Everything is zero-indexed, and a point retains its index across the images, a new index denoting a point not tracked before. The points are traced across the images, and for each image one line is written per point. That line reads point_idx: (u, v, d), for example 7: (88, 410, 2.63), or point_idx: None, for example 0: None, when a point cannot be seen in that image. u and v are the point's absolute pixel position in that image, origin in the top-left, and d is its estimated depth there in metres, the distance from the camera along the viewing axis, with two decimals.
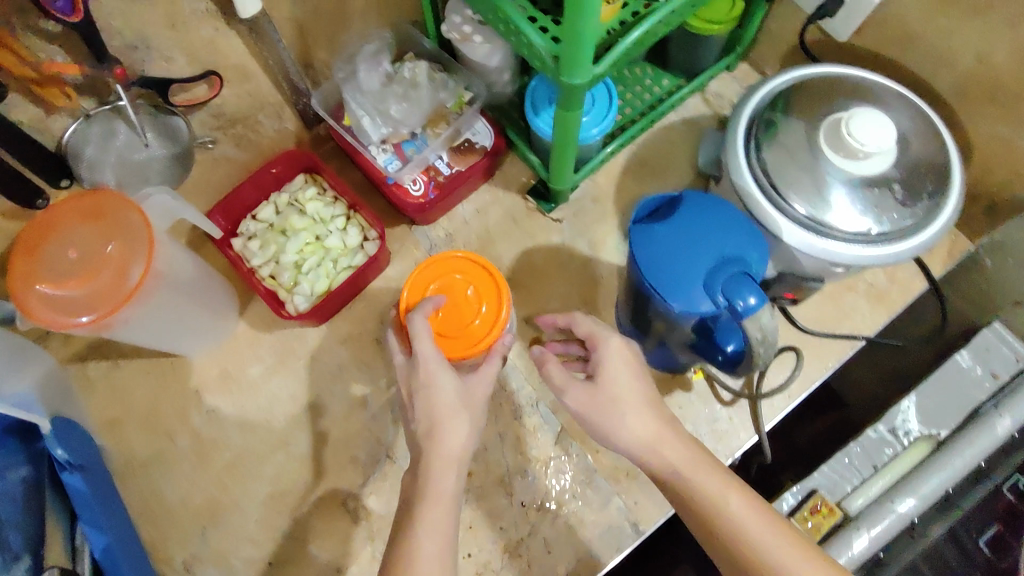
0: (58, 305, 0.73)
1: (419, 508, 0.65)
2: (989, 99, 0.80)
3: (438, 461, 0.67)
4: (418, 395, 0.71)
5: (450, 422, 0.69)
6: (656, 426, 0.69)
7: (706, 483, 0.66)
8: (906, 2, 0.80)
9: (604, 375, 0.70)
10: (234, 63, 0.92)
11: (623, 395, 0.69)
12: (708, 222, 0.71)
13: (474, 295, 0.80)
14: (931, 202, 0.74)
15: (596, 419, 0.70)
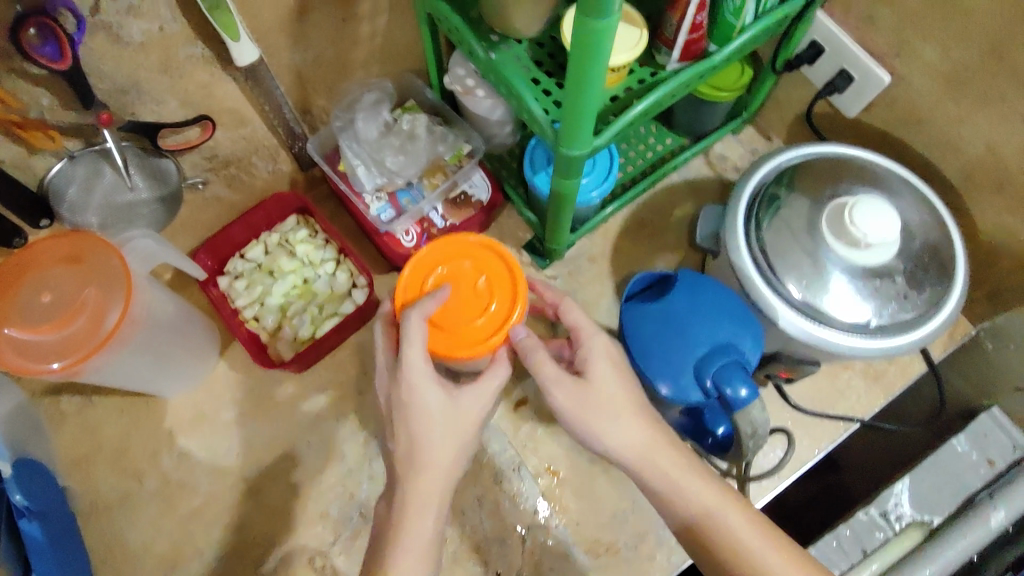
0: (28, 350, 0.70)
1: (397, 535, 0.60)
2: (997, 189, 0.79)
3: (418, 487, 0.61)
4: (397, 410, 0.63)
5: (429, 436, 0.62)
6: (649, 433, 0.64)
7: (700, 494, 0.63)
8: (918, 86, 0.80)
9: (593, 372, 0.64)
10: (229, 108, 0.82)
11: (614, 395, 0.64)
12: (709, 311, 0.69)
13: (486, 287, 0.69)
14: (931, 293, 0.72)
15: (582, 425, 0.63)
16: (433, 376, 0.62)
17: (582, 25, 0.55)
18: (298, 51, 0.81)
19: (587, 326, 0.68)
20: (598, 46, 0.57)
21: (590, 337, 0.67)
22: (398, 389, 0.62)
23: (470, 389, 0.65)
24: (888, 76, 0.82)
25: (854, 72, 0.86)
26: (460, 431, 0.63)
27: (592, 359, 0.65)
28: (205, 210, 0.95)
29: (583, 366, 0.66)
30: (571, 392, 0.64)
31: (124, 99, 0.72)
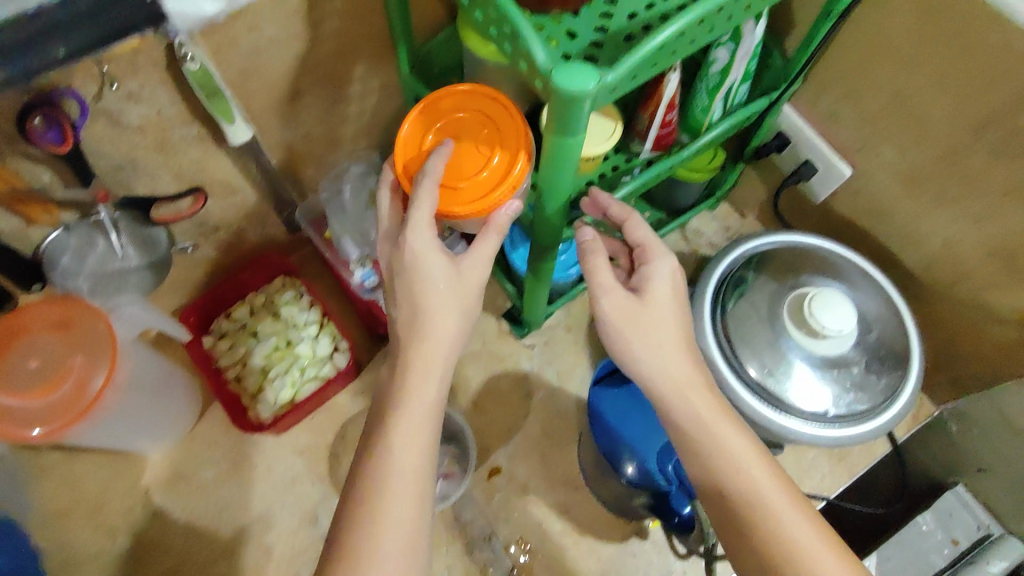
0: (10, 416, 0.71)
1: (396, 409, 0.58)
2: (954, 282, 0.84)
3: (421, 351, 0.59)
4: (400, 277, 0.60)
5: (436, 309, 0.59)
6: (689, 364, 0.62)
7: (725, 436, 0.59)
8: (880, 183, 0.86)
9: (652, 292, 0.63)
10: (220, 180, 0.85)
11: (663, 317, 0.63)
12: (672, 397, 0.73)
13: (489, 140, 0.62)
14: (886, 386, 0.75)
15: (623, 336, 0.62)
16: (439, 248, 0.59)
17: (551, 139, 0.55)
18: (289, 128, 0.85)
19: (655, 245, 0.66)
20: (566, 156, 0.56)
21: (656, 258, 0.65)
22: (401, 256, 0.59)
23: (477, 260, 0.61)
24: (849, 168, 0.88)
25: (818, 162, 0.91)
26: (465, 305, 0.61)
27: (652, 278, 0.64)
28: (193, 271, 0.96)
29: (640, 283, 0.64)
30: (624, 305, 0.62)
31: (119, 173, 0.75)
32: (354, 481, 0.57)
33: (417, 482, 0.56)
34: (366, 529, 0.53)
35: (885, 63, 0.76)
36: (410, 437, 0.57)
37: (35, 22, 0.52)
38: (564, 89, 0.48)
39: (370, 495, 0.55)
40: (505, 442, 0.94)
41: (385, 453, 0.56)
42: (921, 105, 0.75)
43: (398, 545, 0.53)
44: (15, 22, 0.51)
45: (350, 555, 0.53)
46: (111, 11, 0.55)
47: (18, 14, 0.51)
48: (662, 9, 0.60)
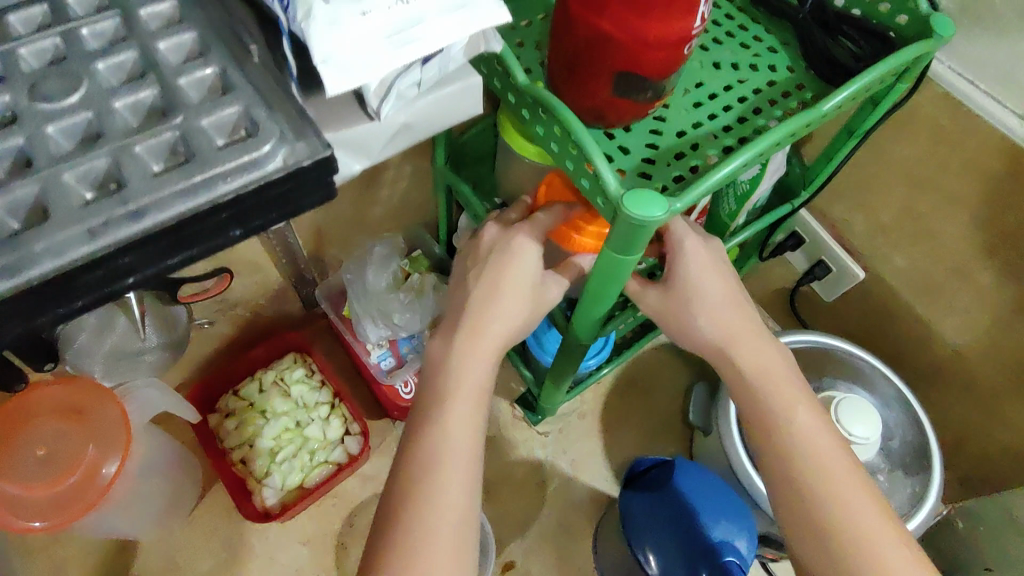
0: (14, 507, 0.67)
1: (451, 386, 0.56)
2: (964, 388, 0.87)
3: (486, 331, 0.57)
4: (491, 259, 0.60)
5: (508, 294, 0.58)
6: (733, 322, 0.60)
7: (780, 392, 0.58)
8: (889, 288, 0.90)
9: (677, 277, 0.60)
10: (247, 260, 0.85)
11: (697, 289, 0.60)
12: (728, 508, 0.71)
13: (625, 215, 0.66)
14: (914, 494, 0.76)
15: (670, 325, 0.62)
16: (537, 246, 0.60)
17: (606, 254, 0.56)
18: (323, 212, 0.86)
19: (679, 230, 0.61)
20: (617, 270, 0.57)
21: (679, 239, 0.60)
22: (509, 243, 0.60)
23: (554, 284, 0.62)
24: (862, 272, 0.91)
25: (832, 264, 0.95)
26: (533, 298, 0.60)
27: (677, 261, 0.60)
28: (207, 347, 0.94)
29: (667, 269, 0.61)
30: (656, 299, 0.62)
31: None
32: (404, 456, 0.54)
33: (468, 462, 0.53)
34: (420, 510, 0.50)
35: (896, 183, 0.81)
36: (467, 414, 0.54)
37: (190, 232, 0.32)
38: (633, 214, 0.50)
39: (426, 469, 0.52)
40: (520, 536, 0.92)
41: (440, 423, 0.54)
42: (931, 223, 0.80)
43: (451, 524, 0.50)
44: (158, 235, 0.31)
45: (405, 527, 0.50)
46: (291, 196, 0.34)
47: (153, 227, 0.31)
48: (708, 129, 0.64)
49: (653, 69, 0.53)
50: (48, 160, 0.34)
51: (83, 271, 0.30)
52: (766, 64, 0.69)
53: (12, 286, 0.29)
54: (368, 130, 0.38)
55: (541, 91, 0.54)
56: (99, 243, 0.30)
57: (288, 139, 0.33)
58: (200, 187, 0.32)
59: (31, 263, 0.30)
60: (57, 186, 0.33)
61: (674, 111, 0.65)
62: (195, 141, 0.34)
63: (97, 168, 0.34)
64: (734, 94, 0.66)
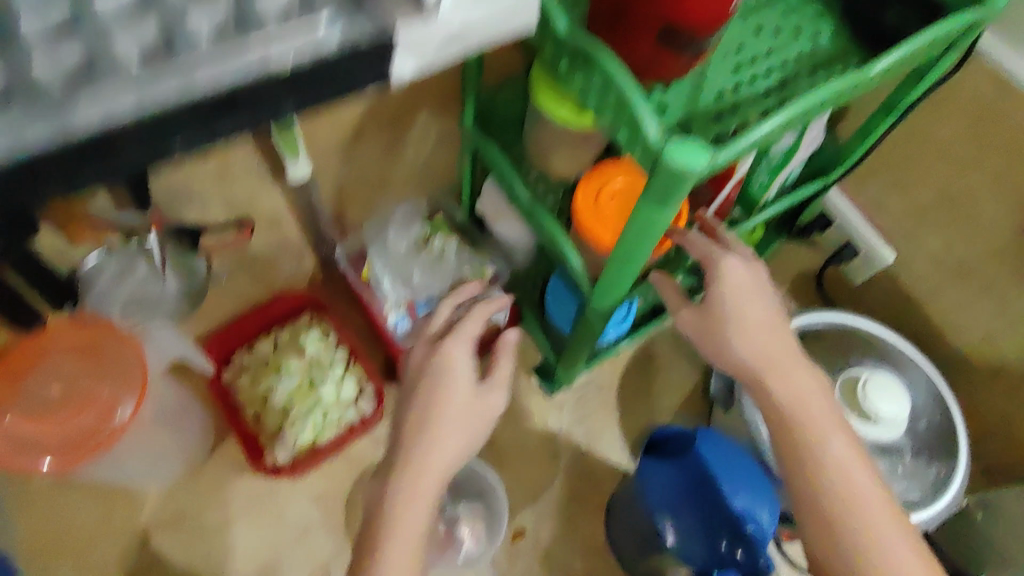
0: (25, 444, 0.68)
1: (388, 511, 0.59)
2: (991, 375, 0.85)
3: (425, 451, 0.60)
4: (424, 380, 0.65)
5: (445, 417, 0.63)
6: (770, 346, 0.63)
7: (807, 408, 0.62)
8: (921, 273, 0.88)
9: (715, 299, 0.64)
10: (269, 214, 0.84)
11: (736, 310, 0.63)
12: (754, 479, 0.69)
13: (615, 212, 0.74)
14: (939, 475, 0.74)
15: (702, 344, 0.66)
16: (469, 358, 0.67)
17: (640, 208, 0.54)
18: (346, 166, 0.84)
19: (712, 252, 0.66)
20: (650, 231, 0.56)
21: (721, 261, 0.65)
22: (436, 356, 0.66)
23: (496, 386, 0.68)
24: (892, 255, 0.89)
25: (861, 245, 0.92)
26: (474, 424, 0.64)
27: (716, 284, 0.64)
28: (223, 301, 0.93)
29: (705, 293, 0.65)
30: (691, 317, 0.66)
31: (173, 200, 0.73)
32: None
33: None
34: None
35: (934, 161, 0.79)
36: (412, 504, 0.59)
37: (240, 96, 0.34)
38: (674, 164, 0.48)
39: None
40: (529, 505, 0.91)
41: (379, 548, 0.57)
42: (968, 204, 0.77)
43: None
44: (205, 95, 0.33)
45: None
46: (344, 71, 0.36)
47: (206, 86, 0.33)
48: (748, 91, 0.62)
49: (699, 20, 0.51)
50: (94, 18, 0.35)
51: (132, 129, 0.32)
52: (810, 29, 0.67)
53: (55, 136, 0.31)
54: (422, 32, 0.37)
55: (582, 37, 0.53)
56: (148, 102, 0.32)
57: (343, 16, 0.35)
58: (254, 57, 0.33)
59: (76, 119, 0.31)
60: (110, 45, 0.34)
61: (715, 72, 0.63)
62: (252, 17, 0.35)
63: (148, 31, 0.35)
64: (777, 58, 0.64)
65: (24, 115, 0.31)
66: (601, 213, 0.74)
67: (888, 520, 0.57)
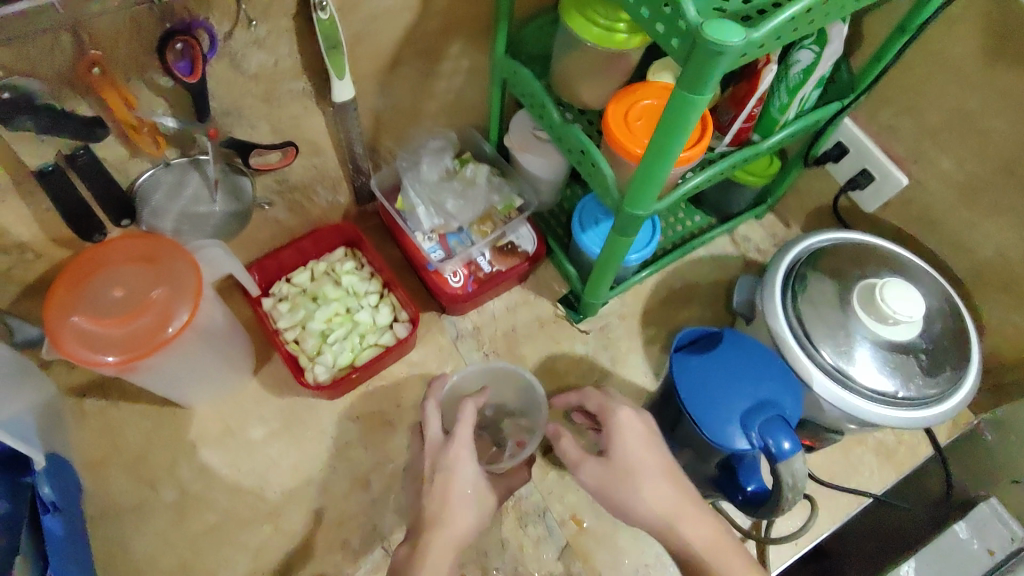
0: (90, 340, 0.72)
1: None
2: (1003, 289, 0.89)
3: None
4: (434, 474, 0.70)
5: None
6: (676, 499, 0.66)
7: (714, 551, 0.64)
8: (934, 195, 0.91)
9: (615, 449, 0.69)
10: (310, 139, 0.88)
11: (634, 464, 0.68)
12: (780, 373, 0.73)
13: (642, 127, 0.77)
14: (954, 373, 0.78)
15: (611, 495, 0.68)
16: None
17: (675, 95, 0.58)
18: (383, 96, 0.88)
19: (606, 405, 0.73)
20: (685, 118, 0.60)
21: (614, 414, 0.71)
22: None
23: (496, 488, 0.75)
24: (906, 178, 0.93)
25: (875, 171, 0.97)
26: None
27: (616, 433, 0.70)
28: (263, 230, 0.97)
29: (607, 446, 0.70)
30: (595, 471, 0.70)
31: (225, 116, 0.77)
32: None
33: None
34: None
35: (948, 82, 0.82)
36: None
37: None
38: (711, 37, 0.52)
39: None
40: None
41: None
42: (982, 120, 0.81)
43: None
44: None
45: None
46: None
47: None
48: None
49: None
50: None
51: None
52: None
53: None
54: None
55: None
56: None
57: None
58: None
59: None
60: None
61: None
62: None
63: None
64: None
65: None
66: (631, 126, 0.77)
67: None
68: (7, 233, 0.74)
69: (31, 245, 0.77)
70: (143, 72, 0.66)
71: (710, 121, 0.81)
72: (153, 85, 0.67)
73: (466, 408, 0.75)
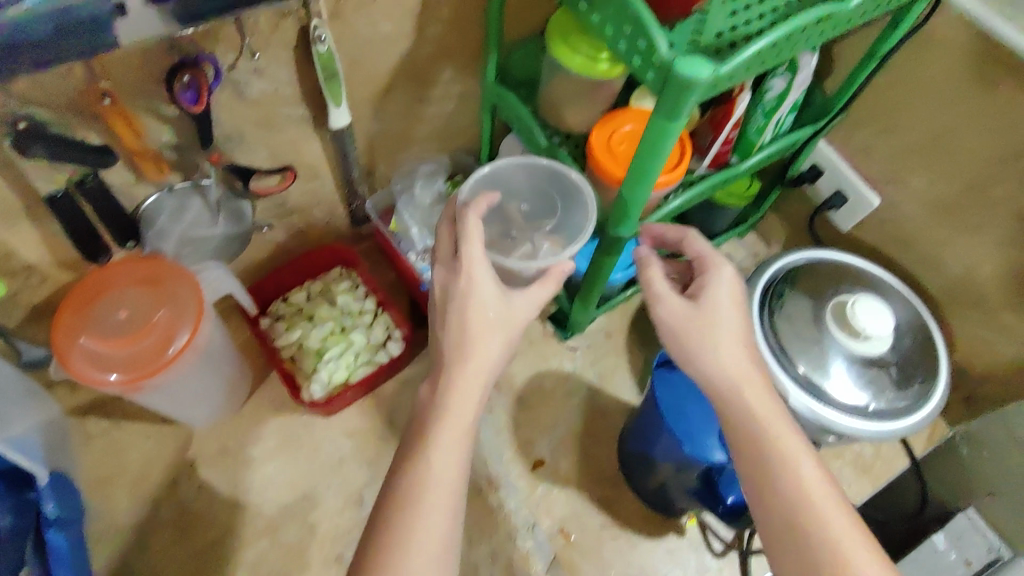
0: (95, 360, 0.76)
1: (429, 435, 0.61)
2: (973, 305, 0.93)
3: (461, 377, 0.63)
4: (452, 303, 0.66)
5: (458, 399, 0.62)
6: (748, 365, 0.65)
7: (774, 424, 0.62)
8: (903, 214, 0.96)
9: (709, 295, 0.68)
10: (307, 163, 0.91)
11: (721, 316, 0.67)
12: None
13: (625, 153, 0.82)
14: (922, 386, 0.82)
15: (687, 336, 0.66)
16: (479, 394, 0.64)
17: (651, 123, 0.62)
18: (377, 122, 0.92)
19: (712, 258, 0.72)
20: (661, 143, 0.64)
21: (717, 269, 0.70)
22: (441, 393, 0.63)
23: (527, 298, 0.68)
24: (878, 199, 0.98)
25: (849, 193, 1.01)
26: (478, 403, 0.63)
27: (712, 283, 0.69)
28: (261, 252, 1.01)
29: (701, 289, 0.69)
30: (680, 309, 0.68)
31: (227, 143, 0.81)
32: (394, 478, 0.60)
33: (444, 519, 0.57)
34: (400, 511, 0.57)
35: (917, 106, 0.87)
36: (452, 446, 0.60)
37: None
38: (683, 74, 0.56)
39: (405, 509, 0.57)
40: (547, 437, 0.98)
41: (419, 469, 0.59)
42: (948, 141, 0.85)
43: (434, 526, 0.56)
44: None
45: (399, 506, 0.57)
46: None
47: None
48: (744, 30, 0.69)
49: None
50: None
51: None
52: None
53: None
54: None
55: None
56: None
57: None
58: None
59: None
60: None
61: None
62: None
63: None
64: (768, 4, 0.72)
65: None
66: (615, 151, 0.82)
67: (859, 546, 0.56)
68: (17, 256, 0.77)
69: (39, 267, 0.80)
70: (150, 102, 0.69)
71: (689, 143, 0.85)
72: (159, 113, 0.71)
73: (469, 223, 0.68)
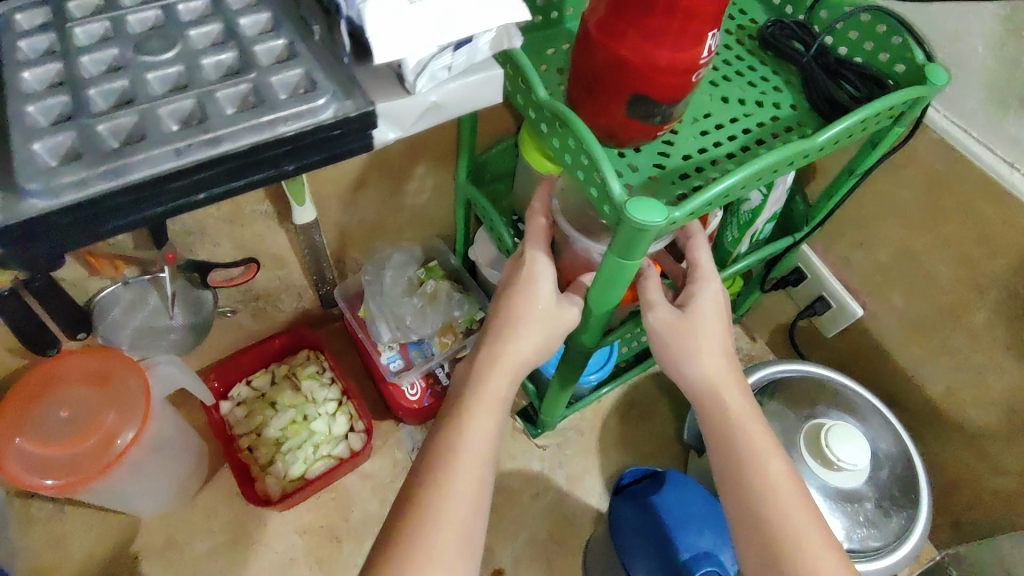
0: (29, 463, 0.72)
1: (469, 400, 0.59)
2: (956, 427, 0.89)
3: (503, 350, 0.62)
4: (509, 290, 0.65)
5: (499, 363, 0.61)
6: (729, 374, 0.63)
7: (754, 439, 0.60)
8: (884, 329, 0.93)
9: (695, 306, 0.64)
10: (273, 254, 0.90)
11: (706, 325, 0.63)
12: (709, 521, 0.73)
13: None
14: (903, 522, 0.78)
15: (668, 344, 0.63)
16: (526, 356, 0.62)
17: (609, 258, 0.60)
18: (348, 213, 0.91)
19: (704, 267, 0.67)
20: (622, 274, 0.61)
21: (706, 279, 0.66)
22: (481, 356, 0.62)
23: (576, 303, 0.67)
24: (861, 310, 0.94)
25: (831, 299, 0.97)
26: (515, 374, 0.62)
27: (698, 291, 0.65)
28: (225, 335, 0.98)
29: (686, 299, 0.65)
30: (665, 317, 0.63)
31: (188, 238, 0.79)
32: (432, 438, 0.58)
33: (477, 483, 0.55)
34: (436, 466, 0.55)
35: (892, 225, 0.84)
36: (484, 422, 0.58)
37: (317, 140, 0.41)
38: (635, 218, 0.54)
39: (439, 466, 0.55)
40: (509, 545, 0.94)
41: (456, 433, 0.57)
42: (925, 262, 0.82)
43: (466, 482, 0.55)
44: (150, 184, 0.38)
45: (433, 464, 0.56)
46: (332, 141, 0.42)
47: (230, 154, 0.39)
48: (713, 154, 0.65)
49: (664, 95, 0.57)
50: (147, 98, 0.42)
51: (138, 187, 0.37)
52: (771, 100, 0.70)
53: (114, 184, 0.37)
54: (405, 103, 0.44)
55: (558, 106, 0.58)
56: (184, 158, 0.38)
57: (338, 97, 0.42)
58: (267, 125, 0.40)
59: (130, 169, 0.37)
60: (26, 154, 0.38)
61: (683, 135, 0.67)
62: (266, 93, 0.42)
63: (124, 120, 0.41)
64: (740, 125, 0.68)
65: (87, 167, 0.37)
66: None
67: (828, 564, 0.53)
68: None
69: None
70: None
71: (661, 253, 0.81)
72: None
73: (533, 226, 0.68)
